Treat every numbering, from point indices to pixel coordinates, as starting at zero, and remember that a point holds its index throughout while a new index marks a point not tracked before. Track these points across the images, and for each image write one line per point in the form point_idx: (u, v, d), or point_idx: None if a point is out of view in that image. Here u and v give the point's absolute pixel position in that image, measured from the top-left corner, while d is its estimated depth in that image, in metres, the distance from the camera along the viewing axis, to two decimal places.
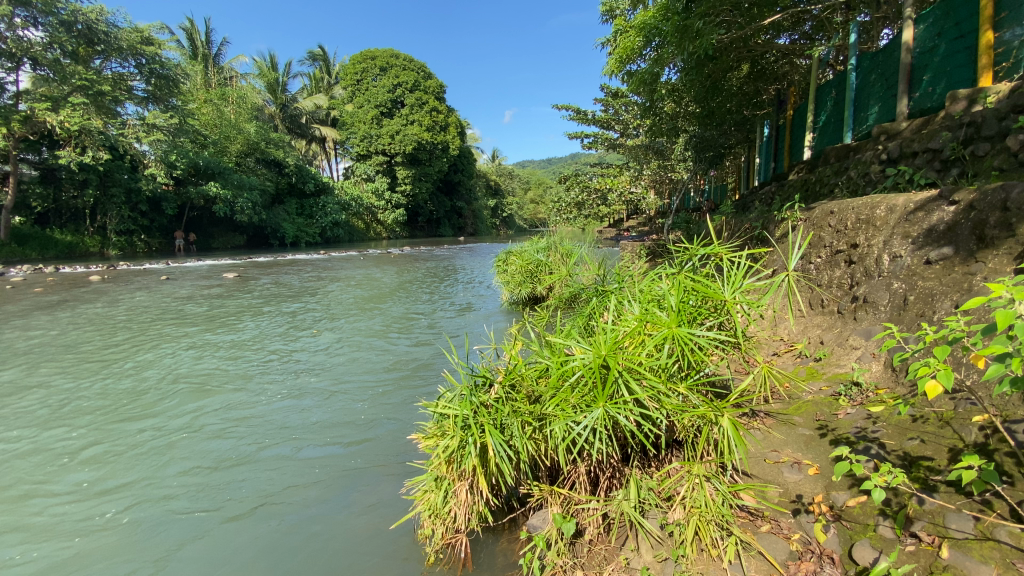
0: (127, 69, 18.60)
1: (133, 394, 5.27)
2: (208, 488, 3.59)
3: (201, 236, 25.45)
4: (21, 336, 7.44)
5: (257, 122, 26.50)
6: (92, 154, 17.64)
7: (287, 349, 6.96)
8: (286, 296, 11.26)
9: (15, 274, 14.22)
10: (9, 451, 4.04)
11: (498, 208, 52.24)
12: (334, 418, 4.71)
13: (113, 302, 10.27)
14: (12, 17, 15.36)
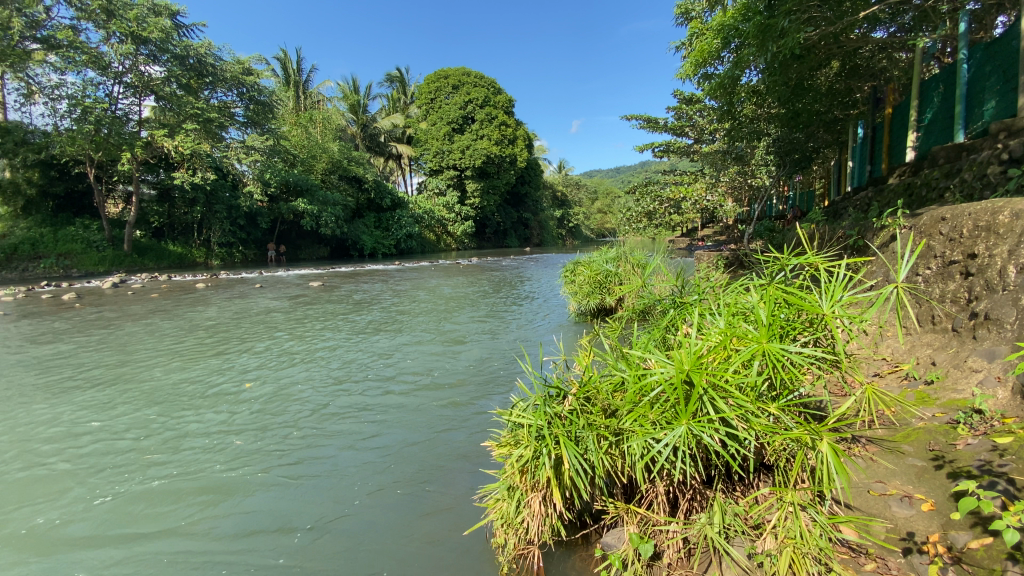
0: (231, 97, 20.70)
1: (227, 397, 5.65)
2: (279, 498, 3.64)
3: (290, 247, 27.50)
4: (140, 339, 8.35)
5: (340, 141, 28.35)
6: (201, 175, 19.64)
7: (362, 356, 7.24)
8: (365, 304, 11.86)
9: (136, 282, 16.04)
10: (127, 444, 4.50)
11: (565, 218, 52.23)
12: (401, 430, 4.69)
13: (214, 309, 11.28)
14: (137, 55, 17.53)
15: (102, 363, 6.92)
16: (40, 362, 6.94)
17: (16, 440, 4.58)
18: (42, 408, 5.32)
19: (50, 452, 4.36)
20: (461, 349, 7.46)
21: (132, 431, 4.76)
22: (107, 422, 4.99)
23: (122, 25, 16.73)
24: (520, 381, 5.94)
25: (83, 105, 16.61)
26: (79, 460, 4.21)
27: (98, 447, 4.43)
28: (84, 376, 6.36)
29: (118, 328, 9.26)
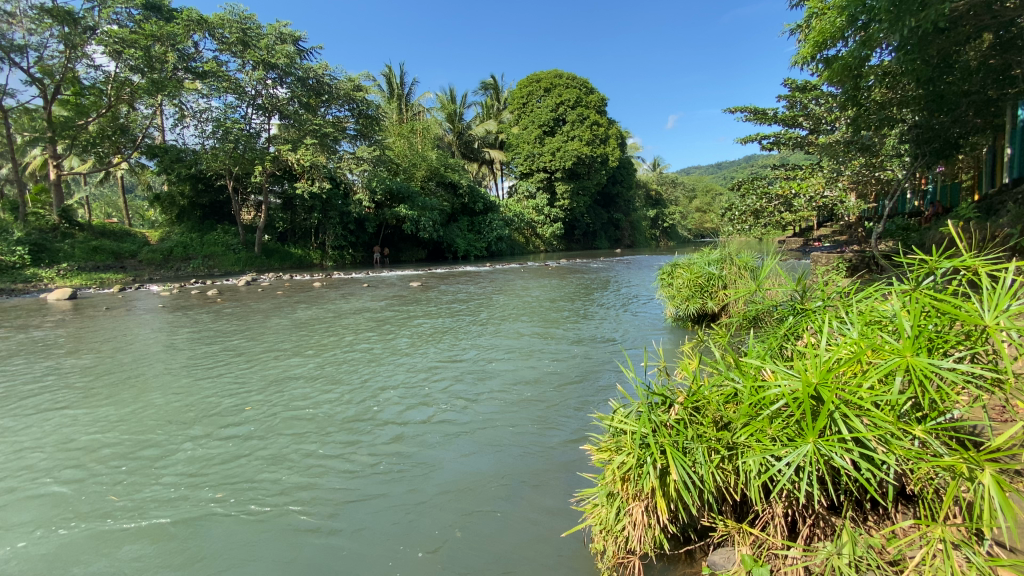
0: (343, 112, 22.62)
1: (336, 389, 6.09)
2: (386, 487, 3.86)
3: (392, 250, 29.31)
4: (268, 332, 9.39)
5: (438, 150, 29.83)
6: (318, 185, 21.67)
7: (460, 355, 7.49)
8: (461, 304, 12.31)
9: (265, 281, 18.03)
10: (259, 424, 5.07)
11: (659, 219, 50.23)
12: (499, 431, 4.78)
13: (327, 307, 12.38)
14: (267, 80, 19.79)
15: (238, 352, 7.90)
16: (186, 352, 7.98)
17: (165, 418, 5.27)
18: (185, 391, 6.09)
19: (200, 425, 5.06)
20: (556, 352, 7.47)
21: (256, 415, 5.30)
22: (236, 406, 5.58)
23: (255, 54, 19.03)
24: (620, 387, 5.81)
25: (224, 126, 19.23)
26: (216, 437, 4.80)
27: (236, 425, 5.04)
28: (218, 365, 7.20)
29: (248, 322, 10.46)
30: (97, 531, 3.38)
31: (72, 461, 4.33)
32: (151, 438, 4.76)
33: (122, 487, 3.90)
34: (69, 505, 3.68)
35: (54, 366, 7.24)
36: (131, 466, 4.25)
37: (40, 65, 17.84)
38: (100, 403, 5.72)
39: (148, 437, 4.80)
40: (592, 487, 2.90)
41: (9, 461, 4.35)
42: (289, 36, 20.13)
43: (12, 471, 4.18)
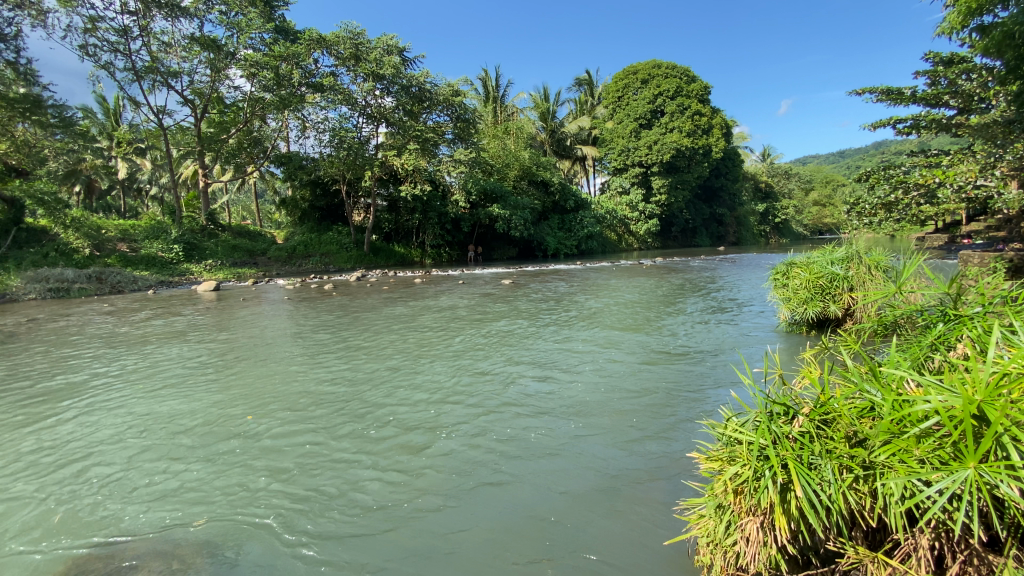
0: (443, 117, 23.66)
1: (429, 385, 6.34)
2: (484, 482, 3.97)
3: (486, 248, 30.13)
4: (375, 326, 10.11)
5: (530, 149, 30.19)
6: (419, 187, 22.94)
7: (555, 355, 7.53)
8: (555, 303, 12.34)
9: (371, 277, 19.43)
10: (369, 413, 5.48)
11: (769, 214, 46.35)
12: (597, 435, 4.73)
13: (427, 303, 13.04)
14: (375, 90, 21.31)
15: (350, 345, 8.60)
16: (301, 343, 8.82)
17: (290, 402, 5.90)
18: (301, 379, 6.73)
19: (319, 411, 5.58)
20: (654, 356, 7.21)
21: (365, 404, 5.74)
22: (349, 395, 6.09)
23: (365, 67, 20.54)
24: (727, 398, 5.44)
25: (338, 135, 21.09)
26: (332, 422, 5.26)
27: (350, 412, 5.50)
28: (328, 356, 7.86)
29: (358, 316, 11.36)
30: (224, 501, 3.83)
31: (207, 437, 4.96)
32: (273, 420, 5.32)
33: (244, 464, 4.38)
34: (217, 474, 4.25)
35: (197, 351, 8.38)
36: (265, 443, 4.81)
37: (192, 88, 20.75)
38: (231, 386, 6.48)
39: (266, 422, 5.35)
40: (698, 497, 2.78)
41: (162, 433, 5.10)
42: (395, 47, 21.43)
43: (167, 441, 4.90)
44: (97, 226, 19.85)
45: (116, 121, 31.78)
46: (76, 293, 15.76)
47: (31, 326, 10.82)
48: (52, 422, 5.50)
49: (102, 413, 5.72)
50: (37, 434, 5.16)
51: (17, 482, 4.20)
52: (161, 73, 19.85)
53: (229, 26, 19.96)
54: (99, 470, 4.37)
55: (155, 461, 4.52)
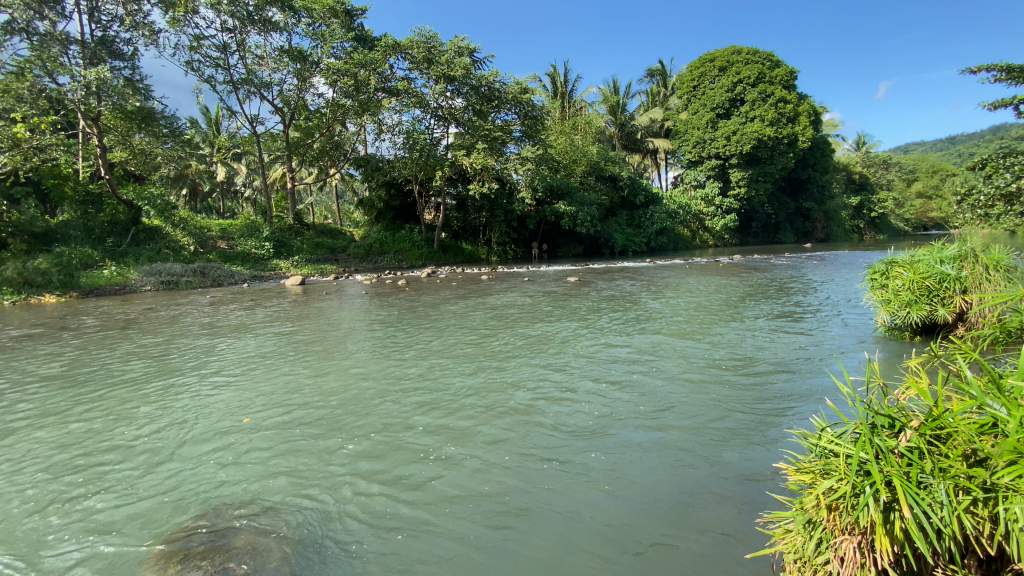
0: (512, 115, 23.87)
1: (495, 380, 6.48)
2: (554, 482, 3.98)
3: (553, 245, 30.09)
4: (443, 321, 10.46)
5: (599, 144, 29.74)
6: (488, 185, 23.35)
7: (624, 355, 7.41)
8: (622, 302, 12.12)
9: (441, 273, 20.08)
10: (437, 404, 5.71)
11: (863, 207, 42.51)
12: (674, 442, 4.58)
13: (493, 299, 13.27)
14: (446, 92, 21.89)
15: (420, 338, 8.96)
16: (374, 337, 9.24)
17: (366, 390, 6.27)
18: (375, 369, 7.13)
19: (390, 400, 5.89)
20: (733, 361, 6.86)
21: (433, 395, 5.98)
22: (419, 385, 6.37)
23: (438, 69, 21.17)
24: (817, 412, 5.08)
25: (411, 136, 21.94)
26: (403, 410, 5.54)
27: (419, 403, 5.75)
28: (400, 349, 8.23)
29: (428, 311, 11.79)
30: (311, 482, 4.15)
31: (290, 424, 5.30)
32: (352, 407, 5.69)
33: (324, 452, 4.63)
34: (304, 455, 4.61)
35: (285, 341, 9.09)
36: (344, 428, 5.15)
37: (281, 97, 22.36)
38: (310, 376, 6.91)
39: (345, 407, 5.74)
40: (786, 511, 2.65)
41: (256, 415, 5.62)
42: (466, 49, 21.88)
43: (260, 423, 5.38)
44: (202, 226, 22.06)
45: (217, 129, 34.99)
46: (184, 286, 17.56)
47: (146, 315, 12.17)
48: (160, 403, 6.10)
49: (201, 398, 6.26)
50: (155, 410, 5.87)
51: (131, 461, 4.66)
52: (255, 84, 21.58)
53: (314, 37, 21.31)
54: (199, 454, 4.77)
55: (250, 440, 5.00)
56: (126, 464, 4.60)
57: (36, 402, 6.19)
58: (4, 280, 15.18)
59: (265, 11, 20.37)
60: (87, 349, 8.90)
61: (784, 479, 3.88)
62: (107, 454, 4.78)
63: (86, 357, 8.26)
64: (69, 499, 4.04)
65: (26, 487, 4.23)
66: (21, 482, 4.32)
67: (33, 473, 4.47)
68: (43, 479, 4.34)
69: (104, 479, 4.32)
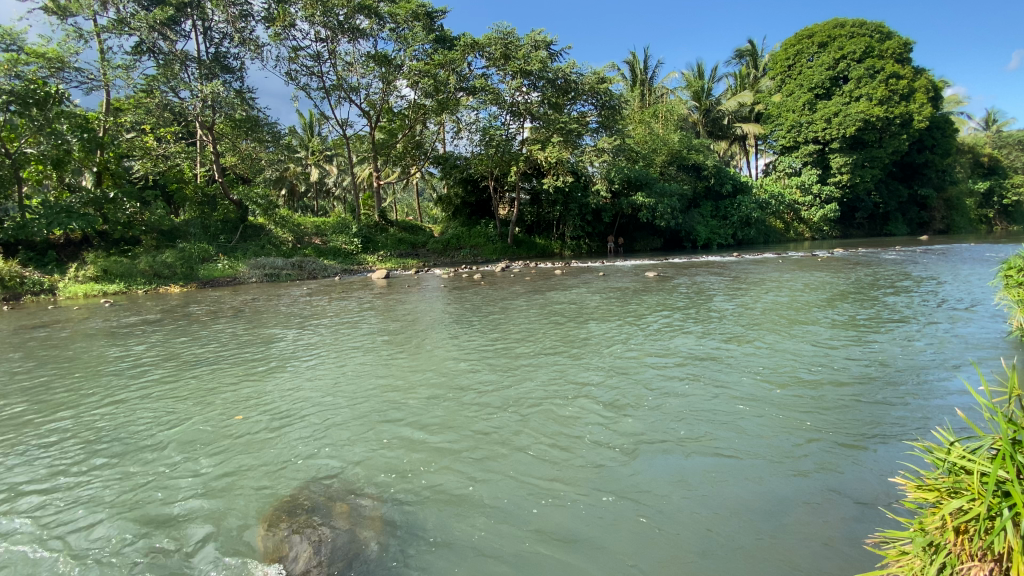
0: (588, 107, 23.42)
1: (568, 374, 6.37)
2: (620, 483, 3.79)
3: (629, 239, 29.18)
4: (517, 314, 10.49)
5: (681, 132, 28.41)
6: (562, 179, 23.11)
7: (704, 354, 6.98)
8: (704, 298, 11.47)
9: (514, 268, 20.20)
10: (508, 395, 5.71)
11: (994, 194, 37.11)
12: (762, 454, 4.16)
13: (567, 293, 13.10)
14: (522, 87, 21.88)
15: (494, 330, 9.06)
16: (449, 329, 9.38)
17: (440, 378, 6.42)
18: (450, 358, 7.29)
19: (464, 388, 5.98)
20: (833, 369, 6.14)
21: (505, 386, 5.99)
22: (490, 375, 6.42)
23: (514, 64, 21.21)
24: (932, 430, 4.42)
25: (487, 132, 22.22)
26: (475, 399, 5.60)
27: (491, 393, 5.77)
28: (474, 340, 8.35)
29: (503, 304, 11.89)
30: (387, 462, 4.30)
31: (370, 406, 5.55)
32: (427, 394, 5.85)
33: (402, 435, 4.77)
34: (382, 436, 4.79)
35: (367, 330, 9.57)
36: (420, 413, 5.30)
37: (368, 100, 23.46)
38: (389, 363, 7.21)
39: (419, 393, 5.90)
40: (900, 532, 2.27)
41: (340, 396, 5.94)
42: (543, 42, 21.73)
43: (344, 403, 5.69)
44: (298, 224, 23.84)
45: (311, 134, 37.65)
46: (283, 278, 19.07)
47: (248, 305, 13.30)
48: (249, 384, 6.48)
49: (284, 381, 6.58)
50: (256, 386, 6.41)
51: (215, 439, 4.91)
52: (344, 89, 22.86)
53: (398, 41, 22.17)
54: (274, 436, 4.91)
55: (336, 418, 5.29)
56: (209, 442, 4.84)
57: (150, 379, 6.83)
58: (138, 272, 17.31)
59: (354, 19, 21.46)
60: (200, 332, 9.93)
61: (894, 501, 3.38)
62: (209, 425, 5.23)
63: (195, 341, 9.10)
64: (171, 465, 4.39)
65: (149, 447, 4.78)
66: (121, 453, 4.66)
67: (133, 445, 4.82)
68: (159, 443, 4.86)
69: (211, 445, 4.77)
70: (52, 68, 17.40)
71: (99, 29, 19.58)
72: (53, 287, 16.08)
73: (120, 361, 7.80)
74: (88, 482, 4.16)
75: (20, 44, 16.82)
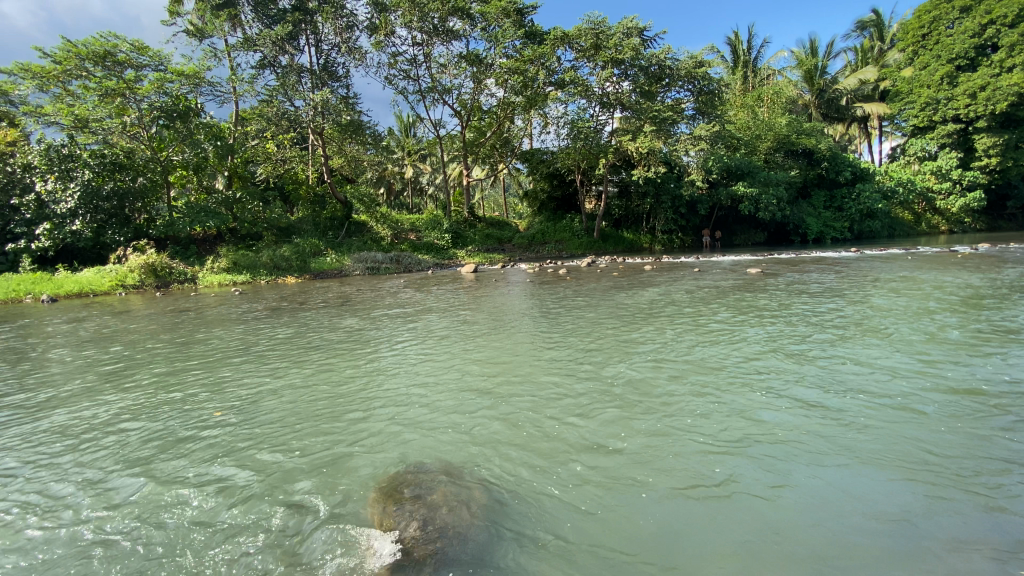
0: (683, 93, 22.22)
1: (662, 372, 6.02)
2: (698, 502, 3.36)
3: (726, 233, 27.36)
4: (605, 310, 10.17)
5: (790, 116, 25.93)
6: (654, 170, 22.11)
7: (816, 360, 6.23)
8: (816, 298, 10.35)
9: (602, 263, 19.67)
10: (599, 390, 5.49)
11: None
12: (877, 499, 3.29)
13: (659, 290, 12.48)
14: (613, 77, 21.19)
15: (582, 325, 8.84)
16: (536, 324, 9.20)
17: (529, 370, 6.36)
18: (536, 352, 7.23)
19: (552, 381, 5.86)
20: (981, 390, 4.97)
21: (595, 381, 5.79)
22: (579, 369, 6.25)
23: (605, 54, 20.57)
24: None
25: (575, 125, 21.80)
26: (564, 392, 5.47)
27: (580, 387, 5.60)
28: (560, 334, 8.22)
29: (590, 300, 11.60)
30: (475, 446, 4.30)
31: (460, 392, 5.63)
32: (514, 384, 5.81)
33: (488, 423, 4.75)
34: (471, 421, 4.82)
35: (456, 322, 9.80)
36: (509, 402, 5.27)
37: (459, 100, 24.01)
38: (478, 353, 7.30)
39: (510, 382, 5.91)
40: None
41: (430, 381, 6.09)
42: (636, 29, 20.91)
43: (435, 388, 5.82)
44: (395, 220, 25.14)
45: (406, 135, 39.54)
46: (383, 271, 20.21)
47: (349, 296, 14.22)
48: (340, 372, 6.65)
49: (379, 366, 6.86)
50: (355, 368, 6.78)
51: (298, 424, 4.92)
52: (438, 91, 23.64)
53: (489, 40, 22.40)
54: (363, 418, 5.03)
55: (428, 401, 5.42)
56: (291, 427, 4.86)
57: (257, 363, 7.25)
58: (261, 264, 19.21)
59: (448, 21, 22.10)
60: (307, 319, 10.76)
61: None
62: (311, 400, 5.58)
63: (299, 328, 9.72)
64: (278, 433, 4.73)
65: (261, 415, 5.20)
66: (213, 431, 4.86)
67: (243, 415, 5.21)
68: (269, 412, 5.28)
69: (313, 418, 5.07)
70: (192, 84, 19.76)
71: (229, 48, 21.91)
72: (194, 277, 18.29)
73: (234, 346, 8.45)
74: (211, 442, 4.60)
75: (167, 65, 19.29)
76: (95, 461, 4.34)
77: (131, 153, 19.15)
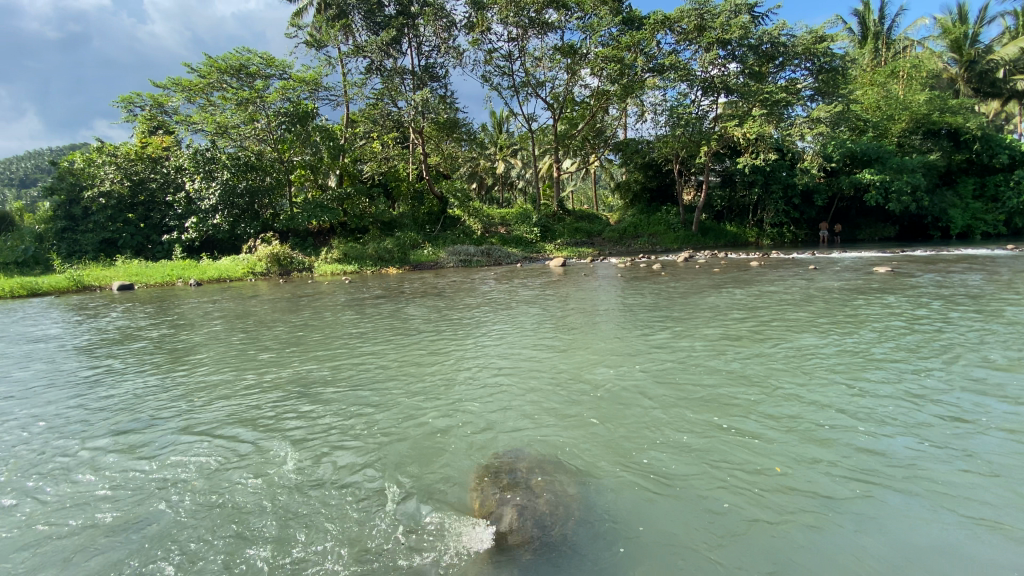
0: (801, 72, 20.32)
1: (763, 372, 5.56)
2: (769, 523, 2.97)
3: (847, 226, 24.52)
4: (702, 308, 9.61)
5: (931, 91, 22.59)
6: (763, 157, 20.44)
7: (952, 369, 5.36)
8: (959, 300, 8.97)
9: (699, 258, 18.61)
10: (687, 388, 5.21)
11: None
12: (1003, 553, 2.64)
13: (763, 287, 11.55)
14: (717, 59, 19.86)
15: (675, 322, 8.43)
16: (627, 319, 8.94)
17: (616, 364, 6.19)
18: (624, 346, 7.03)
19: (640, 376, 5.66)
20: None
21: (684, 378, 5.51)
22: (669, 365, 5.97)
23: (710, 35, 19.32)
24: None
25: (675, 112, 20.73)
26: (649, 387, 5.27)
27: (668, 383, 5.36)
28: (651, 330, 7.91)
29: (686, 296, 11.03)
30: (551, 436, 4.26)
31: (542, 382, 5.63)
32: (599, 377, 5.70)
33: (568, 413, 4.71)
34: (551, 411, 4.79)
35: (543, 314, 9.82)
36: (592, 394, 5.18)
37: (553, 93, 23.86)
38: (564, 345, 7.26)
39: (592, 375, 5.77)
40: None
41: (515, 369, 6.17)
42: (744, 6, 19.42)
43: (518, 377, 5.87)
44: (488, 215, 25.72)
45: (500, 131, 40.26)
46: (475, 263, 20.81)
47: (442, 287, 14.80)
48: (428, 357, 6.95)
49: (465, 353, 7.07)
50: (443, 354, 7.06)
51: (380, 407, 5.14)
52: (532, 85, 23.70)
53: (584, 30, 22.03)
54: (446, 402, 5.20)
55: (510, 389, 5.48)
56: (359, 417, 4.92)
57: (357, 345, 7.82)
58: (367, 255, 20.64)
59: (544, 14, 22.06)
60: (404, 307, 11.40)
61: None
62: (400, 382, 5.90)
63: (396, 315, 10.30)
64: (367, 411, 5.04)
65: (355, 394, 5.58)
66: (313, 405, 5.31)
67: (339, 393, 5.63)
68: (362, 391, 5.65)
69: (401, 399, 5.35)
70: (311, 90, 21.67)
71: (342, 55, 23.67)
72: (311, 266, 20.08)
73: (335, 329, 9.10)
74: (310, 415, 5.01)
75: (290, 73, 21.26)
76: (216, 425, 4.91)
77: (261, 155, 21.22)
